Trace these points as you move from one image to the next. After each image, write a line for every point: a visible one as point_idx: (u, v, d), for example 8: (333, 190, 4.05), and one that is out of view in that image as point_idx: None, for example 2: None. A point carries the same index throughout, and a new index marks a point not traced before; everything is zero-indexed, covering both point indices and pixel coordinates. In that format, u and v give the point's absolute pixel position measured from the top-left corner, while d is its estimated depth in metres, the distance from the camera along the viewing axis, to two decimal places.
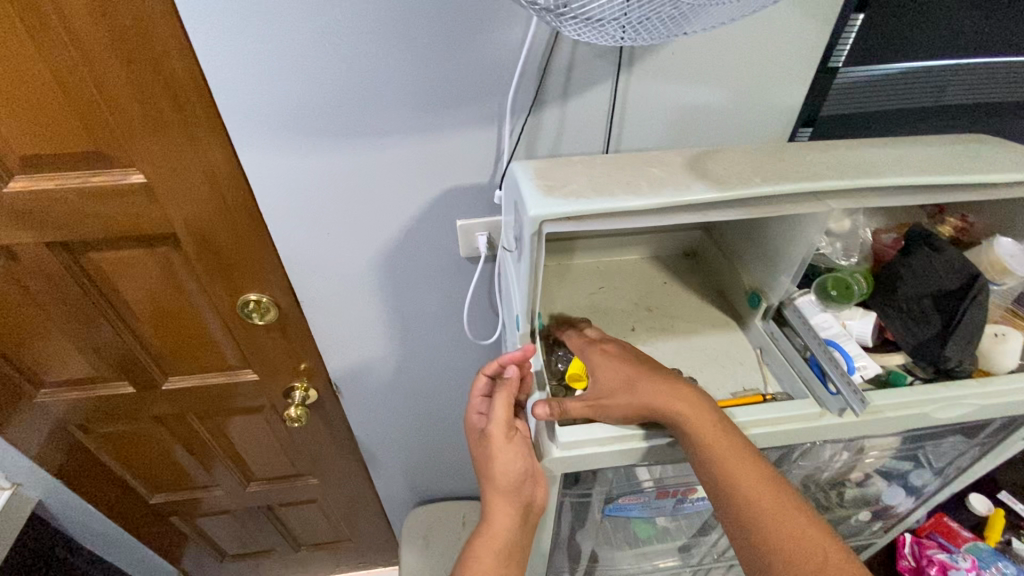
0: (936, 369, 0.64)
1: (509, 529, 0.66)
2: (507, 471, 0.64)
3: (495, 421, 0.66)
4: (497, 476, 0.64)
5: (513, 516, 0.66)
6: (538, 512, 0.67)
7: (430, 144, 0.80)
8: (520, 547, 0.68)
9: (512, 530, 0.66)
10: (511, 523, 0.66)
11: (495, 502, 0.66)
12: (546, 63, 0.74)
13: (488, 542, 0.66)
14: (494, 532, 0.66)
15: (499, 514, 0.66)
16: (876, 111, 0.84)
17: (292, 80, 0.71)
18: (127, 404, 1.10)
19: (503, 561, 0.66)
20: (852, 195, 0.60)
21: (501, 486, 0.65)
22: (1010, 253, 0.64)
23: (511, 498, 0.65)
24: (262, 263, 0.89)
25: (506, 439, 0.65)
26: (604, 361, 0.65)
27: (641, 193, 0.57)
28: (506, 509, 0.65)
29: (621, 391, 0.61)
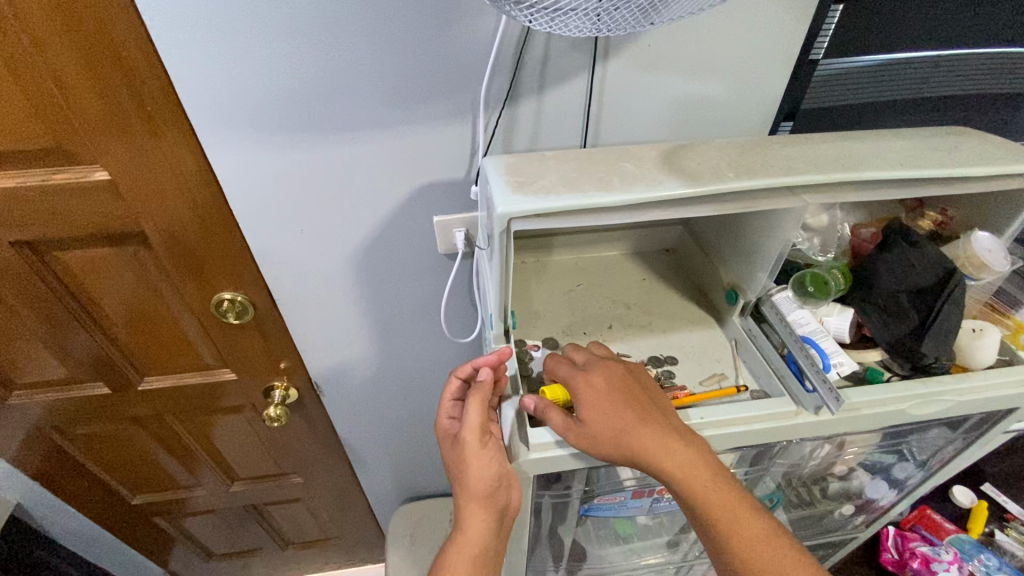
0: (913, 365, 0.63)
1: (484, 534, 0.65)
2: (481, 478, 0.62)
3: (468, 428, 0.63)
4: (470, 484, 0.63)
5: (488, 522, 0.65)
6: (513, 516, 0.66)
7: (403, 139, 0.78)
8: (495, 551, 0.67)
9: (486, 535, 0.65)
10: (486, 528, 0.65)
11: (468, 508, 0.64)
12: (520, 55, 0.72)
13: (463, 545, 0.65)
14: (468, 537, 0.65)
15: (473, 520, 0.64)
16: (857, 103, 0.83)
17: (258, 73, 0.69)
18: (103, 406, 1.09)
19: (478, 564, 0.66)
20: (828, 190, 0.59)
21: (475, 493, 0.63)
22: (988, 248, 0.63)
23: (485, 504, 0.64)
24: (235, 261, 0.87)
25: (479, 446, 0.63)
26: (593, 384, 0.61)
27: (612, 189, 0.56)
28: (480, 515, 0.64)
29: (606, 422, 0.58)
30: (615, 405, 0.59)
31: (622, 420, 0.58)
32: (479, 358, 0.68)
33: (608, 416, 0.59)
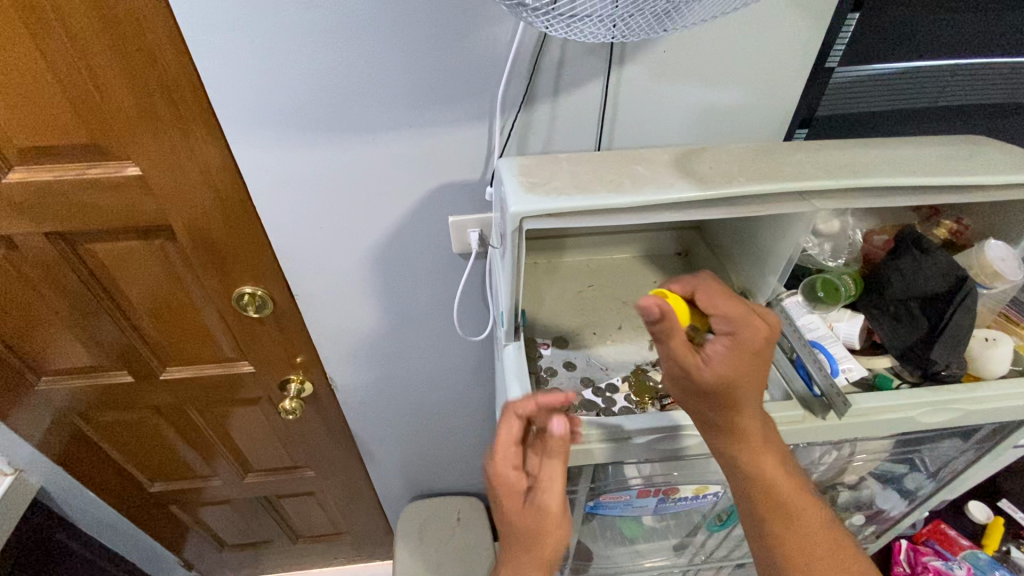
0: (923, 373, 0.63)
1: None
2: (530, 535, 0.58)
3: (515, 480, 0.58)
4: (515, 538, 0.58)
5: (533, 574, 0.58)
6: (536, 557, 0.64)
7: (421, 140, 0.80)
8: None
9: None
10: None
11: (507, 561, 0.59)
12: (536, 59, 0.73)
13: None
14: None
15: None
16: (873, 111, 0.83)
17: (283, 75, 0.72)
18: (126, 394, 1.12)
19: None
20: (837, 196, 0.59)
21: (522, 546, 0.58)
22: (1002, 257, 0.63)
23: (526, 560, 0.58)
24: (256, 257, 0.90)
25: (528, 500, 0.58)
26: (740, 330, 0.55)
27: (624, 191, 0.57)
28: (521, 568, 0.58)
29: (723, 372, 0.55)
30: (744, 363, 0.55)
31: (735, 376, 0.55)
32: (550, 399, 0.59)
33: (728, 367, 0.55)
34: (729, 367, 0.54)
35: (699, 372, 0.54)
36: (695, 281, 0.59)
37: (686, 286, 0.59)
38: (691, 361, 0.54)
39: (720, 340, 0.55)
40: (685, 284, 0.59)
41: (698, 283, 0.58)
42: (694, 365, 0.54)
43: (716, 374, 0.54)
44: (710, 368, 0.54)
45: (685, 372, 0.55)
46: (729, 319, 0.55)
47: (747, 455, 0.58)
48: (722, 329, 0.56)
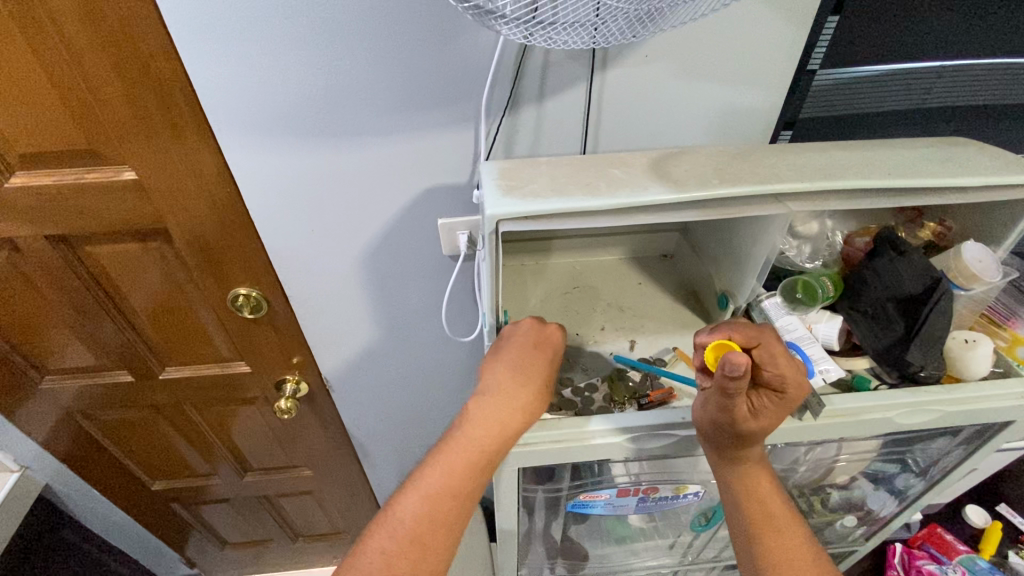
0: (901, 374, 0.63)
1: (452, 495, 0.59)
2: (484, 434, 0.60)
3: (497, 383, 0.62)
4: (467, 438, 0.60)
5: (471, 473, 0.60)
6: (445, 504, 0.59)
7: (409, 144, 0.81)
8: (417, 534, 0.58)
9: (460, 502, 0.60)
10: (462, 483, 0.60)
11: (446, 458, 0.60)
12: (520, 64, 0.75)
13: (424, 501, 0.59)
14: (430, 493, 0.59)
15: (451, 481, 0.59)
16: (857, 114, 0.84)
17: (273, 82, 0.74)
18: (127, 393, 1.15)
19: (426, 544, 0.57)
20: (812, 198, 0.60)
21: (470, 445, 0.60)
22: (978, 258, 0.63)
23: (473, 455, 0.60)
24: (250, 259, 0.92)
25: (507, 397, 0.61)
26: (790, 378, 0.57)
27: (599, 193, 0.58)
28: (463, 463, 0.60)
29: (766, 421, 0.58)
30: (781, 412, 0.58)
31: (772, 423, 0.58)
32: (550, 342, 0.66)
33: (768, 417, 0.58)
34: (769, 422, 0.58)
35: (744, 427, 0.57)
36: (758, 332, 0.58)
37: (750, 336, 0.58)
38: (742, 416, 0.56)
39: (773, 397, 0.57)
40: (749, 334, 0.58)
41: (763, 336, 0.58)
42: (745, 421, 0.57)
43: (757, 428, 0.58)
44: (756, 422, 0.57)
45: (733, 426, 0.57)
46: (789, 380, 0.56)
47: (737, 478, 0.63)
48: (774, 385, 0.57)
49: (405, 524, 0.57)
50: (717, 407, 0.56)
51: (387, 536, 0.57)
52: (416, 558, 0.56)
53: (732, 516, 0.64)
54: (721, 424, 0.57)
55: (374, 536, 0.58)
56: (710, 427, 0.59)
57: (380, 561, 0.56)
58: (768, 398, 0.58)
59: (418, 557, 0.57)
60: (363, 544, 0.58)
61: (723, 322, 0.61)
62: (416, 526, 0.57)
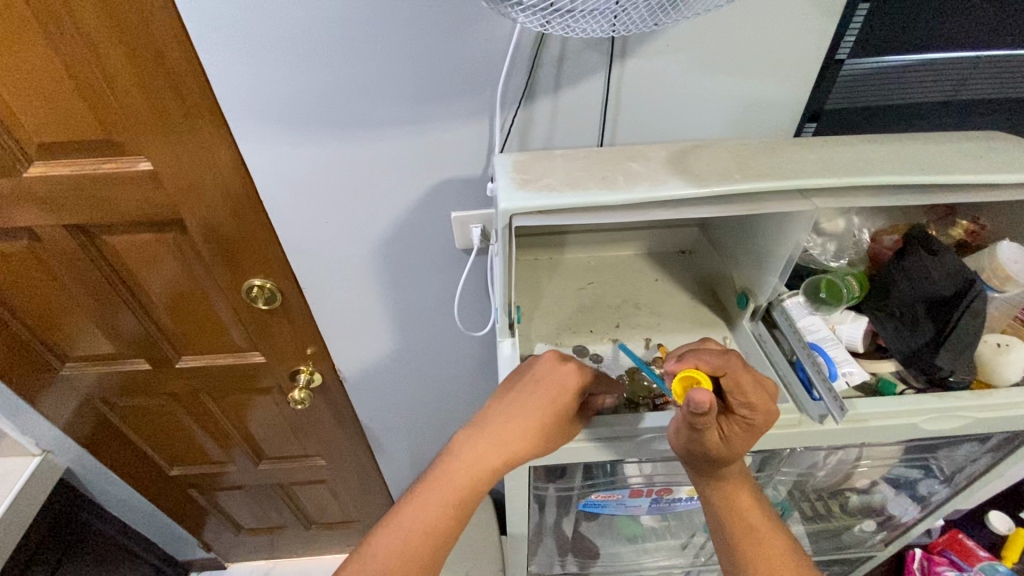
0: (928, 378, 0.62)
1: (429, 530, 0.58)
2: (468, 471, 0.59)
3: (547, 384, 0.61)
4: (449, 475, 0.59)
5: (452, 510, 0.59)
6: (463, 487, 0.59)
7: (423, 135, 0.80)
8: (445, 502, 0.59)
9: (432, 541, 0.58)
10: (440, 519, 0.59)
11: (429, 493, 0.59)
12: (536, 54, 0.73)
13: (399, 541, 0.58)
14: (408, 530, 0.58)
15: (429, 518, 0.59)
16: (885, 106, 0.81)
17: (287, 72, 0.73)
18: (144, 381, 1.16)
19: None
20: (839, 194, 0.57)
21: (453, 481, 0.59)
22: (1014, 260, 0.61)
23: (456, 494, 0.59)
24: (264, 250, 0.92)
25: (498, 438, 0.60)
26: (758, 403, 0.56)
27: (615, 188, 0.56)
28: (444, 500, 0.59)
29: (736, 445, 0.57)
30: (749, 436, 0.57)
31: (743, 446, 0.58)
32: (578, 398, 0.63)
33: (738, 441, 0.57)
34: (739, 446, 0.58)
35: (716, 454, 0.57)
36: (723, 359, 0.57)
37: (716, 364, 0.56)
38: (712, 444, 0.57)
39: (741, 424, 0.57)
40: (715, 362, 0.57)
41: (729, 362, 0.56)
42: (715, 448, 0.57)
43: (729, 454, 0.58)
44: (727, 448, 0.57)
45: (704, 453, 0.57)
46: (755, 408, 0.55)
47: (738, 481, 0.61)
48: (741, 411, 0.56)
49: (377, 563, 0.57)
50: (688, 434, 0.56)
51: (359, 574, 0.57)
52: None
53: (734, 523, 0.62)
54: (691, 450, 0.58)
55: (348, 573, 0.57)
56: (684, 453, 0.59)
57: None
58: (736, 424, 0.57)
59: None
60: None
61: (691, 349, 0.59)
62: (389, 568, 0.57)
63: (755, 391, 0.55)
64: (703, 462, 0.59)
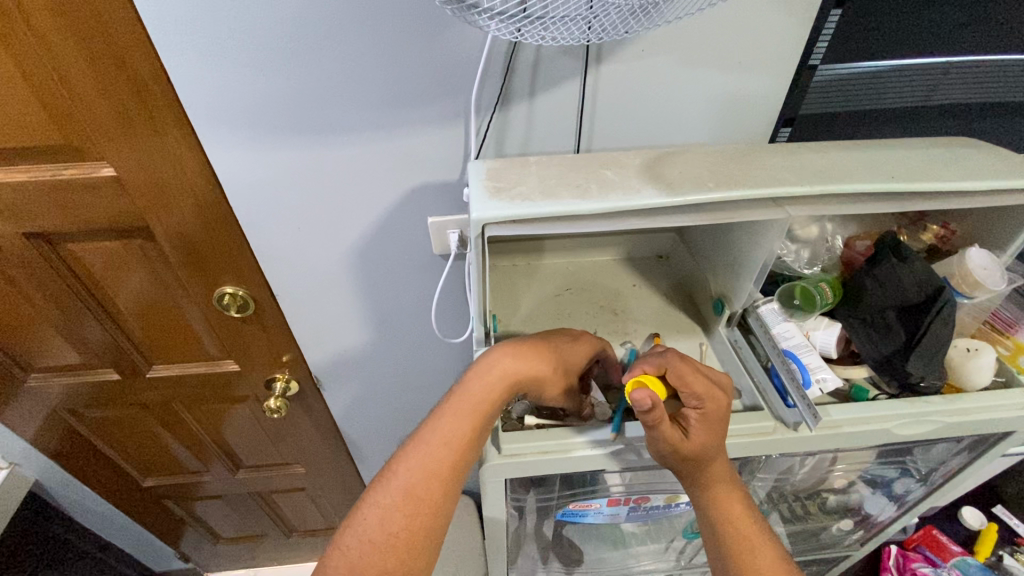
0: (900, 384, 0.62)
1: (450, 447, 0.57)
2: (485, 391, 0.58)
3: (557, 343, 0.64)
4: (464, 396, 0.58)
5: (472, 424, 0.58)
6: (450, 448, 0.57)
7: (398, 141, 0.79)
8: (434, 468, 0.56)
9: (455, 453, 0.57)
10: (459, 442, 0.57)
11: (447, 413, 0.58)
12: (511, 59, 0.72)
13: (422, 458, 0.57)
14: (428, 449, 0.57)
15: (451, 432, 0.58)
16: (858, 111, 0.81)
17: (254, 75, 0.71)
18: (114, 391, 1.12)
19: (420, 502, 0.55)
20: (811, 203, 0.57)
21: (466, 401, 0.58)
22: (982, 265, 0.61)
23: (474, 413, 0.58)
24: (235, 257, 0.89)
25: (518, 363, 0.60)
26: (702, 388, 0.57)
27: (589, 196, 0.56)
28: (464, 415, 0.58)
29: (700, 436, 0.57)
30: (709, 425, 0.57)
31: (708, 438, 0.57)
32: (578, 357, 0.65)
33: (700, 433, 0.57)
34: (705, 439, 0.57)
35: (683, 452, 0.56)
36: (661, 358, 0.58)
37: (657, 364, 0.58)
38: (677, 441, 0.56)
39: (695, 415, 0.57)
40: (655, 361, 0.58)
41: (667, 359, 0.58)
42: (681, 445, 0.56)
43: (697, 449, 0.57)
44: (691, 441, 0.56)
45: (673, 452, 0.56)
46: (700, 395, 0.56)
47: (716, 491, 0.61)
48: (691, 402, 0.57)
49: (401, 479, 0.56)
50: (650, 437, 0.56)
51: (384, 493, 0.56)
52: (409, 514, 0.55)
53: (712, 536, 0.62)
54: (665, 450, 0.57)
55: (371, 493, 0.56)
56: (658, 457, 0.58)
57: (376, 521, 0.54)
58: (692, 417, 0.57)
59: (412, 514, 0.55)
60: (360, 504, 0.56)
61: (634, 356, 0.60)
62: (411, 484, 0.55)
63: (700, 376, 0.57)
64: (678, 463, 0.58)
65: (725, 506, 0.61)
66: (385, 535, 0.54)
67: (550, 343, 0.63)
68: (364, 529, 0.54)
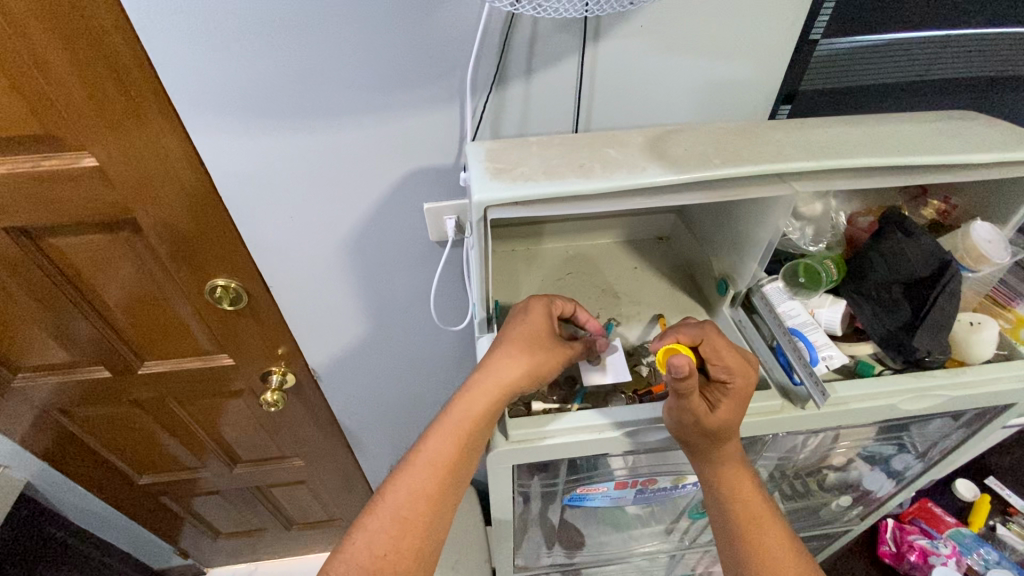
0: (906, 359, 0.62)
1: (434, 469, 0.59)
2: (476, 407, 0.59)
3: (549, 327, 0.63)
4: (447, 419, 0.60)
5: (456, 446, 0.60)
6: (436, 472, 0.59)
7: (391, 125, 0.77)
8: (419, 491, 0.59)
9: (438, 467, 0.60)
10: (445, 464, 0.60)
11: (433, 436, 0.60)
12: (507, 37, 0.70)
13: (409, 481, 0.60)
14: (414, 473, 0.60)
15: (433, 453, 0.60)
16: (859, 87, 0.80)
17: (240, 57, 0.68)
18: (104, 389, 1.10)
19: (406, 524, 0.58)
20: (817, 177, 0.57)
21: (452, 424, 0.59)
22: (987, 238, 0.61)
23: (461, 432, 0.59)
24: (226, 248, 0.87)
25: (517, 365, 0.60)
26: (734, 363, 0.57)
27: (593, 175, 0.55)
28: (447, 439, 0.60)
29: (727, 413, 0.57)
30: (737, 404, 0.57)
31: (733, 417, 0.57)
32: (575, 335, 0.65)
33: (727, 410, 0.57)
34: (730, 416, 0.57)
35: (707, 427, 0.56)
36: (699, 330, 0.59)
37: (694, 335, 0.59)
38: (704, 415, 0.56)
39: (722, 390, 0.57)
40: (692, 333, 0.59)
41: (705, 331, 0.59)
42: (707, 419, 0.56)
43: (722, 426, 0.57)
44: (717, 417, 0.56)
45: (696, 426, 0.56)
46: (733, 369, 0.57)
47: (723, 472, 0.61)
48: (722, 377, 0.57)
49: (387, 505, 0.59)
50: (676, 408, 0.56)
51: (373, 516, 0.59)
52: (396, 535, 0.58)
53: (718, 515, 0.62)
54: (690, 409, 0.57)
55: (362, 517, 0.60)
56: (678, 430, 0.58)
57: (365, 545, 0.58)
58: (719, 391, 0.58)
59: (399, 536, 0.58)
60: (353, 526, 0.60)
61: (670, 327, 0.61)
62: (398, 508, 0.59)
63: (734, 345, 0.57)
64: (694, 435, 0.58)
65: (731, 486, 0.61)
66: (375, 557, 0.57)
67: (543, 330, 0.62)
68: (354, 550, 0.58)
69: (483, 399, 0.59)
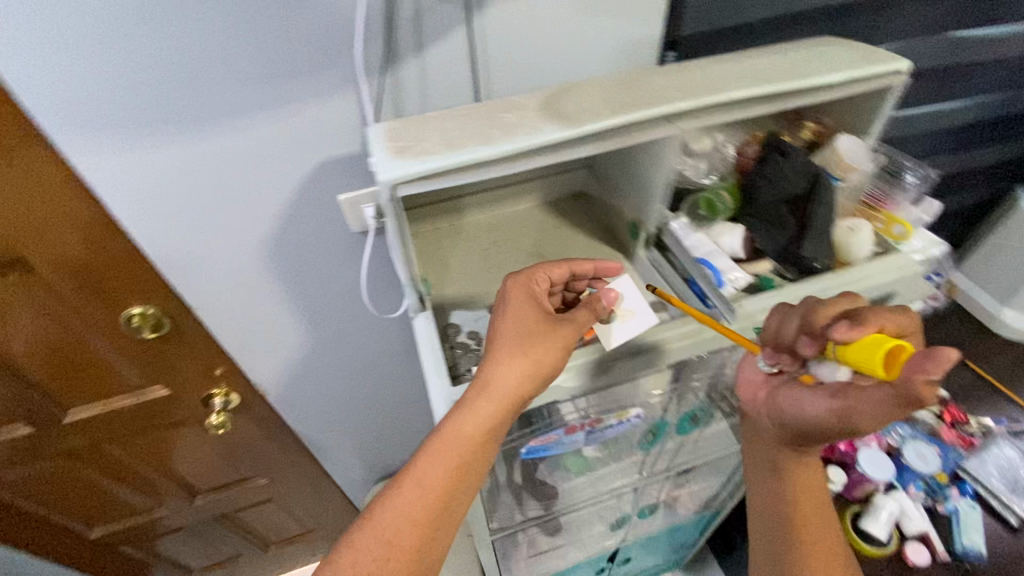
0: (799, 269, 0.68)
1: (427, 492, 0.57)
2: (471, 424, 0.58)
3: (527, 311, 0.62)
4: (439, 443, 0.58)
5: (451, 468, 0.58)
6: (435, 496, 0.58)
7: (287, 120, 0.74)
8: (410, 516, 0.57)
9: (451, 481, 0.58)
10: (440, 487, 0.58)
11: (428, 453, 0.58)
12: (390, 15, 0.69)
13: (396, 509, 0.57)
14: (404, 501, 0.57)
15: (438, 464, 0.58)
16: (732, 28, 0.86)
17: (108, 66, 0.63)
18: (26, 452, 1.00)
19: (395, 553, 0.55)
20: (703, 114, 0.61)
21: (446, 443, 0.57)
22: (848, 148, 0.70)
23: (460, 456, 0.58)
24: (135, 273, 0.82)
25: (520, 370, 0.58)
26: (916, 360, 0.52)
27: (493, 140, 0.56)
28: (441, 460, 0.57)
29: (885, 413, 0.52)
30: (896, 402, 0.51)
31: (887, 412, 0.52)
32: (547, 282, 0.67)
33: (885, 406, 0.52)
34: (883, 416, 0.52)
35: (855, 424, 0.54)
36: (907, 318, 0.53)
37: (898, 322, 0.53)
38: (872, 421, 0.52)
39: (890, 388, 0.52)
40: (897, 318, 0.53)
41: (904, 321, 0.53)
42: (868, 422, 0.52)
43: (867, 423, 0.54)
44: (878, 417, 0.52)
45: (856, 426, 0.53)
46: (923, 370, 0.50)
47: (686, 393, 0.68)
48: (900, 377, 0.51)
49: (367, 536, 0.56)
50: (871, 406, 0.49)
51: (349, 547, 0.56)
52: (380, 562, 0.55)
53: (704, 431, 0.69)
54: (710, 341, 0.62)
55: (339, 548, 0.56)
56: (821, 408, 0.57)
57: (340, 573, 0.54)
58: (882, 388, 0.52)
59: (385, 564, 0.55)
60: (328, 555, 0.56)
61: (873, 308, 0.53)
62: (384, 538, 0.56)
63: (843, 312, 0.55)
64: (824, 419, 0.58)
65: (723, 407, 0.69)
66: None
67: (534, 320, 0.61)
68: (330, 574, 0.55)
69: (478, 416, 0.58)
